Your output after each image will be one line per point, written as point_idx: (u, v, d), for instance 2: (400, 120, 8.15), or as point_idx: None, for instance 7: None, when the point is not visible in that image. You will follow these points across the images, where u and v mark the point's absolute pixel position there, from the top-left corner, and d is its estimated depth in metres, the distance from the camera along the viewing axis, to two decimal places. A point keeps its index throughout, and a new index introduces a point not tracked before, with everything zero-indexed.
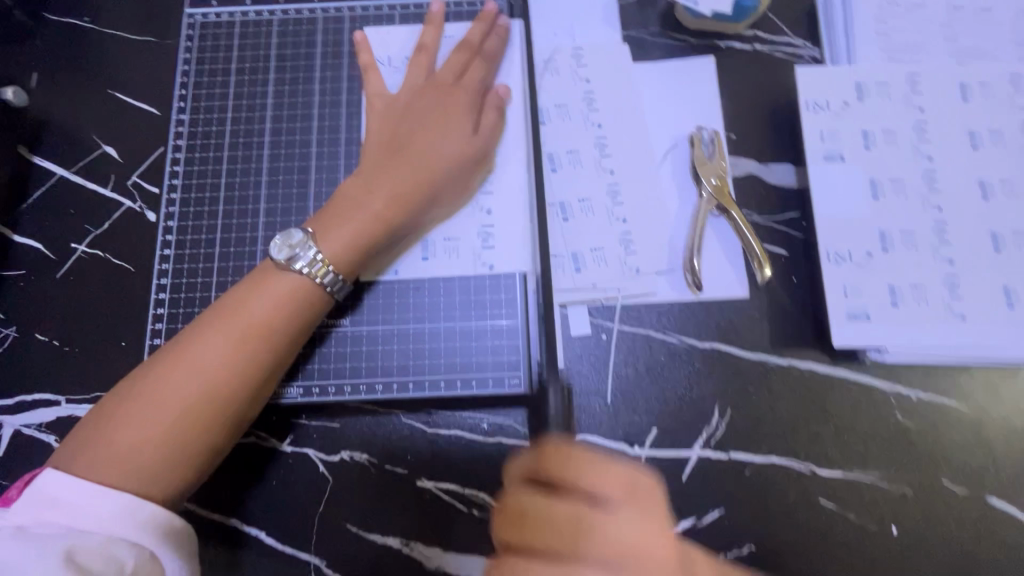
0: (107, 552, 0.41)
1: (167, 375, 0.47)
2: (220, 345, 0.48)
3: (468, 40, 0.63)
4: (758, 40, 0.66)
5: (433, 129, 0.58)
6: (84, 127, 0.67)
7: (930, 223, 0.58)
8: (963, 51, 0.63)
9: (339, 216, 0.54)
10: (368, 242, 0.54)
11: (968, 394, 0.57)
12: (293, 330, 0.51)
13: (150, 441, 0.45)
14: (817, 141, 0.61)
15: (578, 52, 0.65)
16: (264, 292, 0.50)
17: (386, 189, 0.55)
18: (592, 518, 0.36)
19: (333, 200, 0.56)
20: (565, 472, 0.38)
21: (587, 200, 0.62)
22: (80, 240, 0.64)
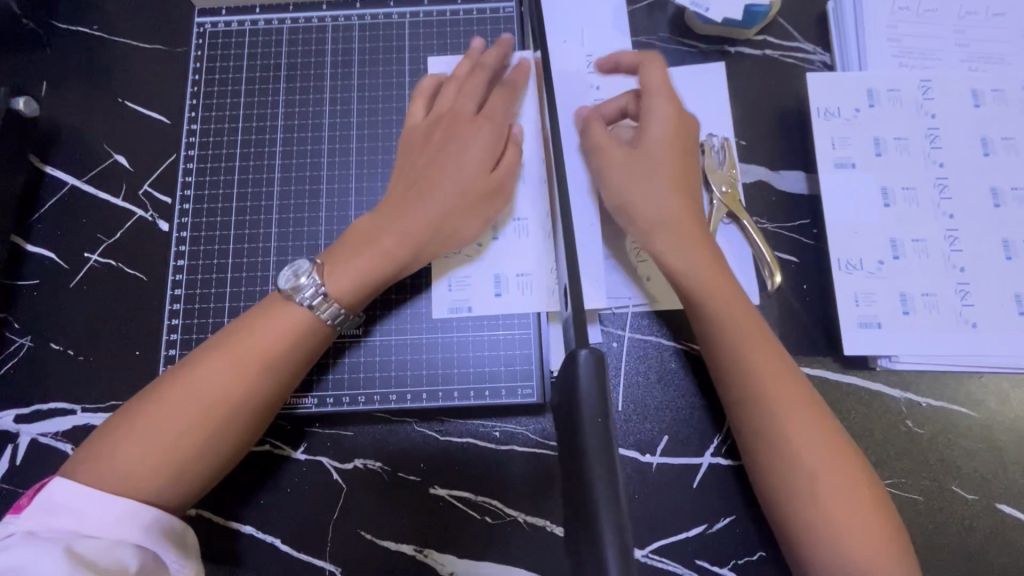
0: (113, 554, 0.43)
1: (169, 399, 0.47)
2: (223, 374, 0.48)
3: (488, 66, 0.61)
4: (768, 46, 0.66)
5: (452, 162, 0.56)
6: (96, 136, 0.67)
7: (941, 231, 0.58)
8: (974, 57, 0.63)
9: (350, 250, 0.53)
10: (373, 278, 0.53)
11: (979, 401, 0.58)
12: (296, 363, 0.51)
13: (147, 465, 0.46)
14: (828, 148, 0.61)
15: (588, 56, 0.66)
16: (269, 322, 0.51)
17: (396, 225, 0.53)
18: (814, 410, 0.50)
19: (346, 232, 0.55)
20: (714, 278, 0.53)
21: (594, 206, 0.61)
22: (93, 250, 0.64)
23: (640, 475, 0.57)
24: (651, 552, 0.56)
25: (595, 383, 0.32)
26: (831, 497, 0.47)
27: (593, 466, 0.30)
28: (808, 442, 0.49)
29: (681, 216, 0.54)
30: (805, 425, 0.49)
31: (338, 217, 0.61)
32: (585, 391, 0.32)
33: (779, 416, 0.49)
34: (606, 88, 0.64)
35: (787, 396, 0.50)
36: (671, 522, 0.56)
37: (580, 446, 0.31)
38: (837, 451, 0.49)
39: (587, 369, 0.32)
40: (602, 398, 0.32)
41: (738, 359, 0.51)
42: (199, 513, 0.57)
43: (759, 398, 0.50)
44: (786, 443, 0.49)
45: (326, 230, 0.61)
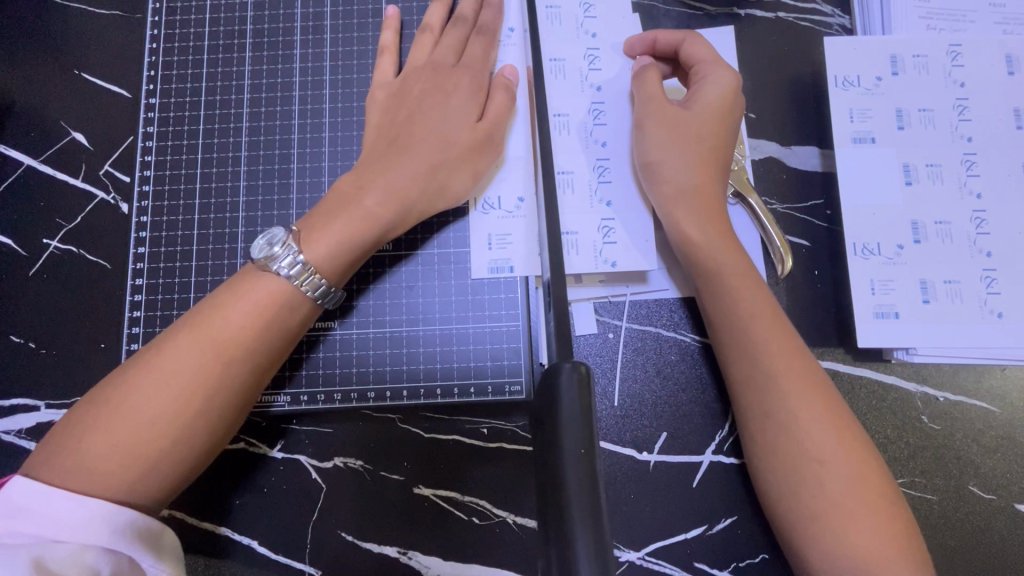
0: (81, 560, 0.38)
1: (135, 387, 0.43)
2: (194, 353, 0.44)
3: (465, 15, 0.56)
4: (782, 8, 0.60)
5: (437, 114, 0.52)
6: (52, 111, 0.62)
7: (967, 212, 0.53)
8: (1009, 19, 0.57)
9: (330, 213, 0.49)
10: (356, 241, 0.49)
11: (999, 394, 0.54)
12: (276, 339, 0.47)
13: (114, 460, 0.41)
14: (845, 122, 0.55)
15: (586, 4, 0.60)
16: (243, 297, 0.46)
17: (380, 184, 0.50)
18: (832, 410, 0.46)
19: (325, 195, 0.51)
20: (737, 261, 0.50)
21: (585, 176, 0.56)
22: (52, 235, 0.60)
23: (635, 475, 0.54)
24: (647, 555, 0.53)
25: (578, 401, 0.28)
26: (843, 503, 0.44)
27: (572, 499, 0.26)
28: (824, 437, 0.45)
29: (706, 194, 0.51)
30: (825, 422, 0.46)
31: (311, 199, 0.56)
32: (566, 411, 0.28)
33: (800, 411, 0.46)
34: (604, 39, 0.59)
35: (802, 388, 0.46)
36: (669, 522, 0.53)
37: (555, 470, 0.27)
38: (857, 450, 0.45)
39: (569, 389, 0.28)
40: (585, 417, 0.28)
41: (756, 347, 0.47)
42: (171, 514, 0.54)
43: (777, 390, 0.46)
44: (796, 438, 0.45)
45: (297, 214, 0.56)
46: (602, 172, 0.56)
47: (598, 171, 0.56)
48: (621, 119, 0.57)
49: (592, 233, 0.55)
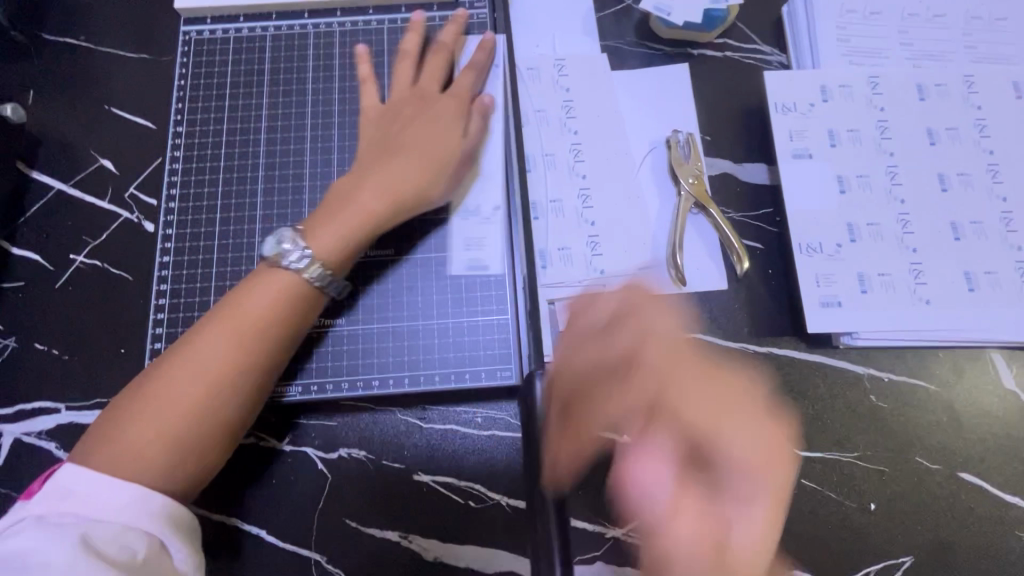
0: (122, 541, 0.42)
1: (168, 380, 0.48)
2: (223, 341, 0.49)
3: (444, 46, 0.66)
4: (728, 48, 0.70)
5: (422, 127, 0.61)
6: (82, 142, 0.68)
7: (894, 214, 0.62)
8: (918, 55, 0.68)
9: (327, 213, 0.56)
10: (354, 233, 0.55)
11: (937, 374, 0.60)
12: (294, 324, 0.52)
13: (157, 442, 0.46)
14: (786, 140, 0.64)
15: (560, 63, 0.69)
16: (263, 288, 0.52)
17: (373, 187, 0.57)
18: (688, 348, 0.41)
19: (326, 199, 0.58)
20: None
21: (568, 202, 0.65)
22: (79, 251, 0.65)
23: None
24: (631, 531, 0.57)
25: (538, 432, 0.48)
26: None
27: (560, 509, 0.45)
28: (683, 425, 0.36)
29: None
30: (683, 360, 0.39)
31: None
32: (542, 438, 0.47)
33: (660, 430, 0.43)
34: (574, 76, 0.69)
35: (665, 402, 0.37)
36: None
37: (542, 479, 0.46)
38: (758, 406, 0.36)
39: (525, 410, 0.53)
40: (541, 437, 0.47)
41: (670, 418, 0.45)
42: None
43: (582, 374, 0.44)
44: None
45: None
46: (583, 198, 0.65)
47: (582, 198, 0.65)
48: (599, 149, 0.66)
49: (582, 247, 0.64)
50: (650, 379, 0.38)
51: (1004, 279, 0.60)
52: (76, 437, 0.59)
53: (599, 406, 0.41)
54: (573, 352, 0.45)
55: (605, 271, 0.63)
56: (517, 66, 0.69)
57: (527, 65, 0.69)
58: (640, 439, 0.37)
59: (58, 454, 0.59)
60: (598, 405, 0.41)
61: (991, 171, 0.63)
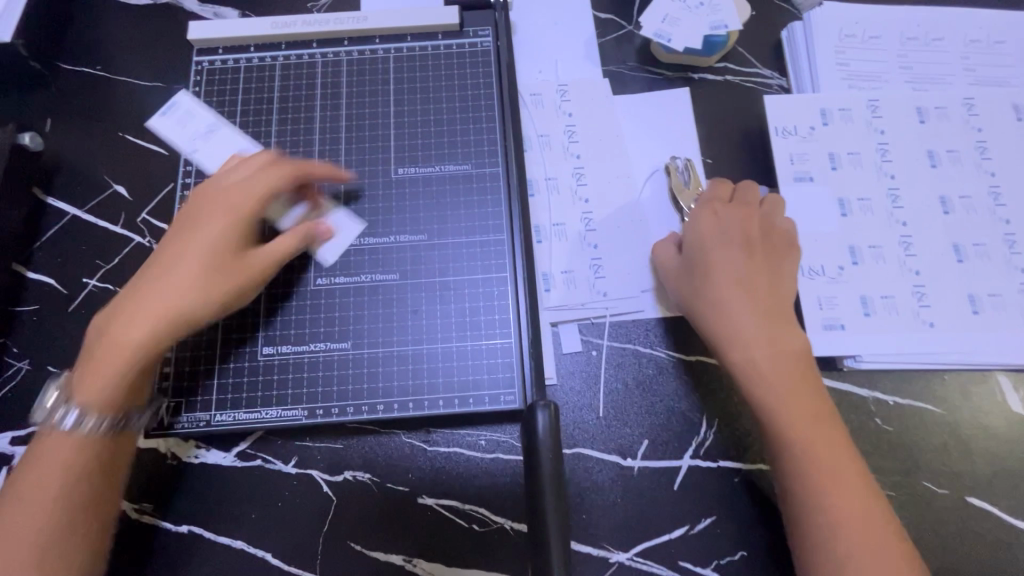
0: None
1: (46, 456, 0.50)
2: (131, 334, 0.51)
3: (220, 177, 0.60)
4: (729, 72, 0.71)
5: (195, 231, 0.55)
6: (97, 168, 0.70)
7: (896, 237, 0.62)
8: (918, 78, 0.69)
9: (95, 369, 0.51)
10: (125, 383, 0.51)
11: (943, 397, 0.60)
12: (158, 353, 0.52)
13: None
14: (787, 164, 0.65)
15: (562, 89, 0.70)
16: (110, 346, 0.51)
17: (136, 333, 0.51)
18: (777, 209, 0.62)
19: (93, 347, 0.52)
20: None
21: (571, 226, 0.66)
22: (92, 275, 0.66)
23: (621, 480, 0.59)
24: (634, 556, 0.57)
25: (549, 440, 0.44)
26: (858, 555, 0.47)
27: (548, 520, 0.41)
28: (754, 346, 0.55)
29: None
30: (772, 215, 0.61)
31: None
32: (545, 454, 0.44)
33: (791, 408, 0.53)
34: (577, 101, 0.70)
35: (756, 309, 0.56)
36: (654, 524, 0.57)
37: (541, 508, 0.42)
38: (783, 260, 0.60)
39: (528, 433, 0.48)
40: (553, 453, 0.44)
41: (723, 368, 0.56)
42: (190, 529, 0.58)
43: (710, 235, 0.60)
44: (820, 478, 0.50)
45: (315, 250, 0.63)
46: (586, 222, 0.66)
47: (585, 222, 0.66)
48: (602, 174, 0.67)
49: (584, 270, 0.64)
50: (714, 269, 0.58)
51: (1009, 302, 0.60)
52: None
53: (710, 317, 0.57)
54: (700, 214, 0.61)
55: (607, 294, 0.64)
56: (520, 92, 0.70)
57: (529, 91, 0.70)
58: (730, 357, 0.55)
59: None
60: (715, 309, 0.57)
61: (993, 193, 0.63)
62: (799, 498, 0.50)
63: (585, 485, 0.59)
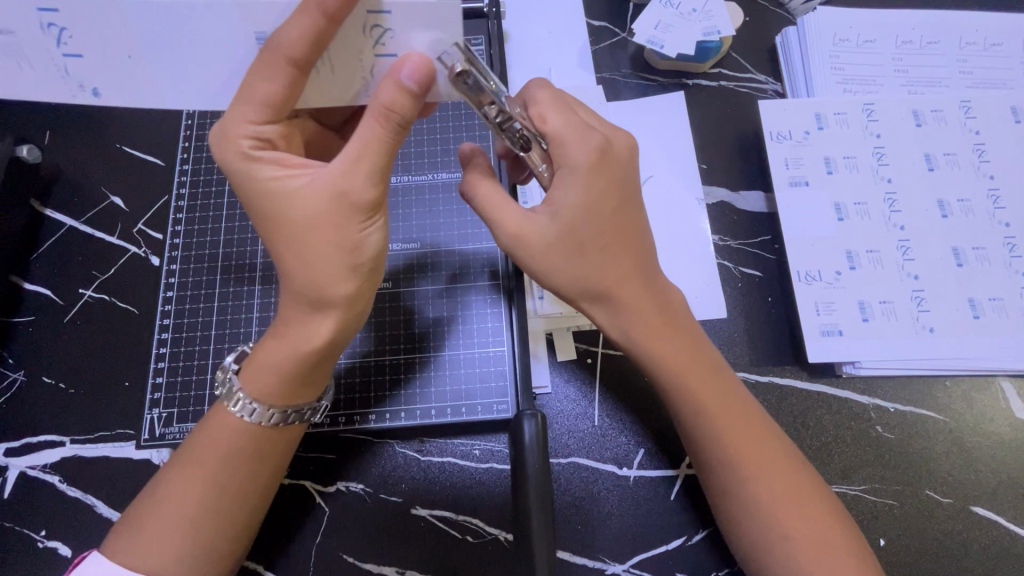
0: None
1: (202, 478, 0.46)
2: (266, 387, 0.46)
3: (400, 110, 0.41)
4: (723, 77, 0.71)
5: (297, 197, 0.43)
6: (95, 180, 0.71)
7: (894, 241, 0.61)
8: (913, 81, 0.68)
9: (271, 369, 0.46)
10: (308, 374, 0.47)
11: (945, 404, 0.59)
12: (326, 357, 0.47)
13: (186, 518, 0.45)
14: (783, 168, 0.64)
15: None
16: (287, 338, 0.46)
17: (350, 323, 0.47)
18: (628, 194, 0.50)
19: (278, 355, 0.46)
20: None
21: None
22: (88, 286, 0.67)
23: (618, 489, 0.58)
24: (631, 567, 0.56)
25: (536, 440, 0.46)
26: (783, 500, 0.48)
27: (534, 522, 0.42)
28: (654, 348, 0.50)
29: None
30: (590, 218, 0.48)
31: None
32: (528, 448, 0.45)
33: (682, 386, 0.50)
34: None
35: (641, 310, 0.50)
36: (651, 535, 0.56)
37: (524, 510, 0.43)
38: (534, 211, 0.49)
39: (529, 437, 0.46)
40: (541, 452, 0.45)
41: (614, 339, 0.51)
42: None
43: (549, 241, 0.48)
44: (737, 447, 0.49)
45: None
46: None
47: None
48: None
49: None
50: (590, 280, 0.49)
51: (1011, 306, 0.59)
52: (80, 470, 0.60)
53: (599, 309, 0.51)
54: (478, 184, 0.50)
55: None
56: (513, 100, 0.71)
57: None
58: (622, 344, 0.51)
59: (61, 487, 0.59)
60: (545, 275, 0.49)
61: (992, 197, 0.63)
62: (720, 474, 0.49)
63: (581, 496, 0.58)
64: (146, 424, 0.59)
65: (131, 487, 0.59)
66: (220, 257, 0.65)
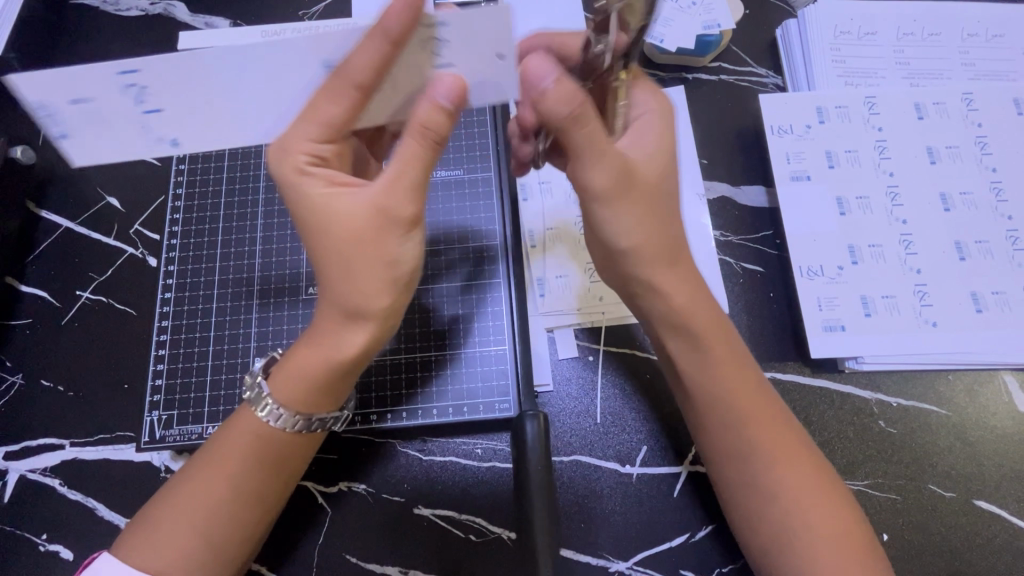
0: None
1: (220, 477, 0.46)
2: (295, 395, 0.46)
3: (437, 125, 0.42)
4: (723, 71, 0.70)
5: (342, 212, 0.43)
6: (90, 180, 0.70)
7: (896, 235, 0.61)
8: (915, 74, 0.68)
9: (302, 377, 0.46)
10: (339, 383, 0.47)
11: (947, 398, 0.59)
12: (360, 366, 0.47)
13: (203, 516, 0.45)
14: (784, 163, 0.64)
15: None
16: (319, 347, 0.46)
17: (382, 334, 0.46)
18: (669, 194, 0.49)
19: (309, 362, 0.46)
20: None
21: (565, 229, 0.65)
22: (85, 287, 0.66)
23: (621, 487, 0.58)
24: (635, 564, 0.55)
25: (538, 440, 0.47)
26: (794, 496, 0.46)
27: (536, 520, 0.41)
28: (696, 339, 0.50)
29: None
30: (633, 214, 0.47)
31: None
32: (528, 447, 0.47)
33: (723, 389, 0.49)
34: None
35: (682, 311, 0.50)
36: (654, 532, 0.56)
37: (528, 511, 0.42)
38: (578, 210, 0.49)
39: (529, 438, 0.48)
40: (542, 448, 0.47)
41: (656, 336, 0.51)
42: None
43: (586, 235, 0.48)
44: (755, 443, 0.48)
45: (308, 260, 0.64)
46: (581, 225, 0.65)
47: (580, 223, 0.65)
48: None
49: (580, 275, 0.64)
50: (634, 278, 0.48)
51: (1013, 300, 0.59)
52: (81, 473, 0.60)
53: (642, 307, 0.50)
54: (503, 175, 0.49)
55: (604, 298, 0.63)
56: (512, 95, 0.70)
57: None
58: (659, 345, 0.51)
59: (62, 491, 0.59)
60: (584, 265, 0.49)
61: (994, 190, 0.62)
62: (723, 466, 0.49)
63: (583, 493, 0.58)
64: (146, 426, 0.59)
65: (132, 490, 0.59)
66: (218, 258, 0.65)
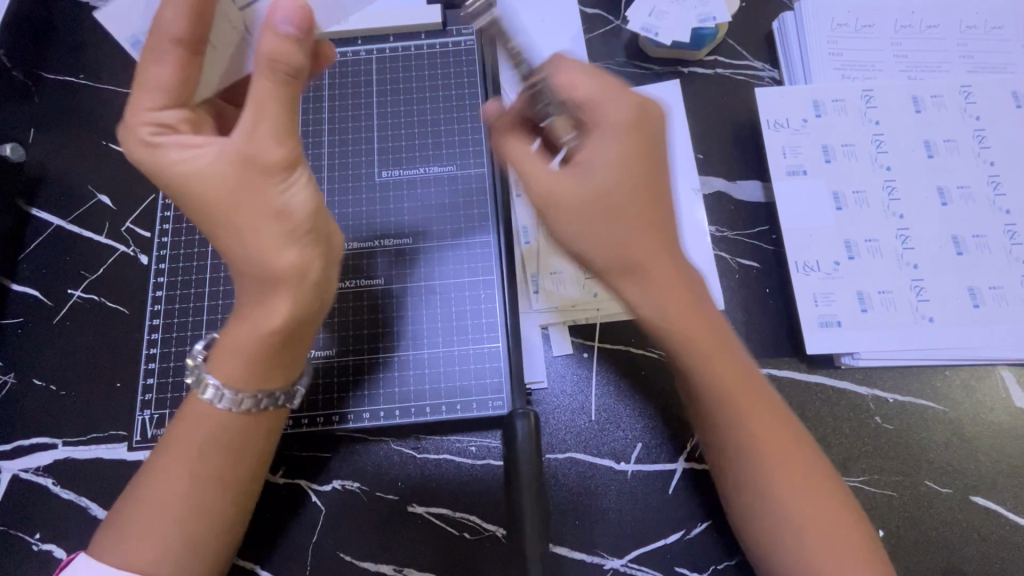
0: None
1: (170, 468, 0.45)
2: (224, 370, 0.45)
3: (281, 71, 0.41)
4: (719, 65, 0.70)
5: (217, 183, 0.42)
6: (81, 178, 0.70)
7: (893, 230, 0.61)
8: (913, 67, 0.67)
9: (231, 349, 0.44)
10: (274, 356, 0.45)
11: (944, 393, 0.58)
12: (297, 334, 0.45)
13: (163, 507, 0.45)
14: (780, 157, 0.63)
15: None
16: (248, 324, 0.44)
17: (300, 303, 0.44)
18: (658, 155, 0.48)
19: (234, 339, 0.44)
20: None
21: None
22: (77, 286, 0.66)
23: (617, 484, 0.57)
24: (629, 561, 0.55)
25: (529, 430, 0.45)
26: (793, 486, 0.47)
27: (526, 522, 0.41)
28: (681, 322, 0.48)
29: None
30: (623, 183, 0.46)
31: None
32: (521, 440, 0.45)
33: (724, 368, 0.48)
34: None
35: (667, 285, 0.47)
36: (649, 529, 0.56)
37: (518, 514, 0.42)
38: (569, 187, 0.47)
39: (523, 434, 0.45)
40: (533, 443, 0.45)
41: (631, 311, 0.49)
42: None
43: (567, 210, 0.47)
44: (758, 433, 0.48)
45: None
46: None
47: None
48: None
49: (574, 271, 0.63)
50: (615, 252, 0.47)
51: (1011, 294, 0.58)
52: (74, 472, 0.59)
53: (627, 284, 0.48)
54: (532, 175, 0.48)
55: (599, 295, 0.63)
56: (506, 89, 0.69)
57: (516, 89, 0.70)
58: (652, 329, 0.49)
59: (54, 490, 0.59)
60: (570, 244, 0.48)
61: (992, 183, 0.62)
62: (737, 463, 0.48)
63: (578, 491, 0.57)
64: (139, 425, 0.59)
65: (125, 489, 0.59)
66: (209, 255, 0.64)
